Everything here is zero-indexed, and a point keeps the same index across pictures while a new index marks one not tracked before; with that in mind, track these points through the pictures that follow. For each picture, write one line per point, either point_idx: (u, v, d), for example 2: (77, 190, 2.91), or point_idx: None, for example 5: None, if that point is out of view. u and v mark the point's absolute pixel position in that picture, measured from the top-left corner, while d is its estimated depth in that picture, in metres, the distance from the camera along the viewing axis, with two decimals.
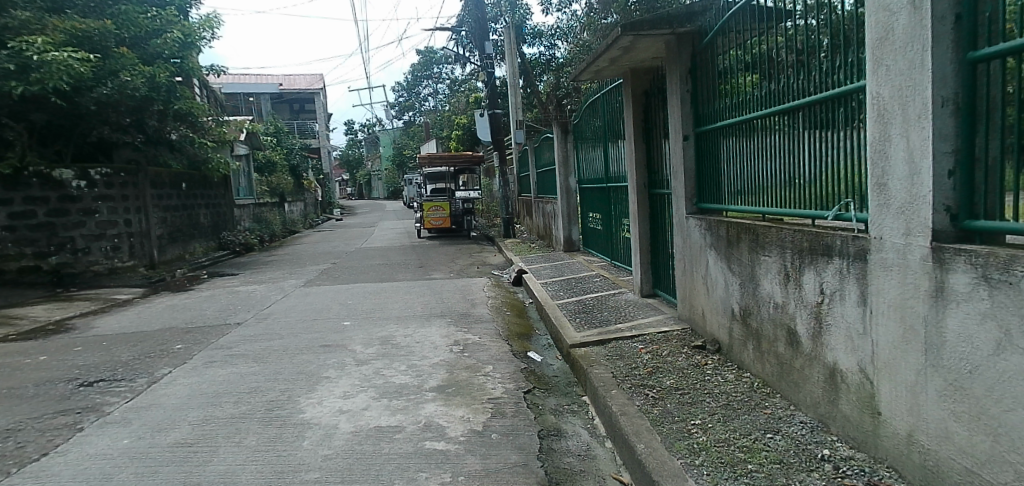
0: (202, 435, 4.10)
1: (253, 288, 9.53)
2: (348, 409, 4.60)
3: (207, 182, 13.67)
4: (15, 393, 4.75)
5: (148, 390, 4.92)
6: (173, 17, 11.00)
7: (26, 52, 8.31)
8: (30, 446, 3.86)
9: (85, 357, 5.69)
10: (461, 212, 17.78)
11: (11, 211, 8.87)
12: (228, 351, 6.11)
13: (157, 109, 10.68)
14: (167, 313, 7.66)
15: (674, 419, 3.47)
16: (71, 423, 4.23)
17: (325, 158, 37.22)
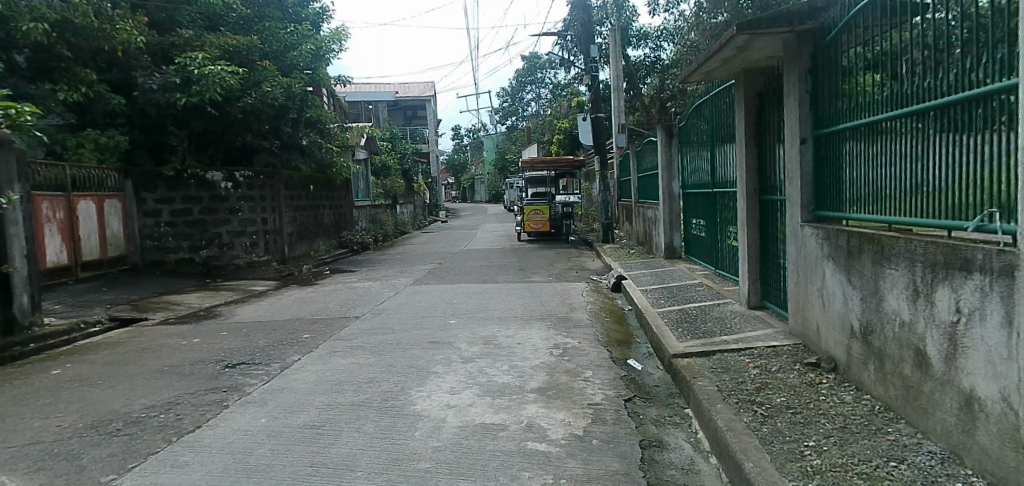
0: (327, 419, 4.44)
1: (368, 284, 10.15)
2: (455, 404, 4.81)
3: (332, 184, 14.62)
4: (177, 370, 5.38)
5: (281, 374, 5.42)
6: (307, 31, 11.87)
7: (189, 66, 9.43)
8: (186, 418, 4.34)
9: (229, 341, 6.35)
10: (560, 216, 17.80)
11: (172, 208, 10.11)
12: (347, 342, 6.58)
13: (292, 117, 11.47)
14: (295, 304, 8.34)
15: (785, 439, 3.32)
16: (218, 400, 4.74)
17: (433, 162, 38.84)
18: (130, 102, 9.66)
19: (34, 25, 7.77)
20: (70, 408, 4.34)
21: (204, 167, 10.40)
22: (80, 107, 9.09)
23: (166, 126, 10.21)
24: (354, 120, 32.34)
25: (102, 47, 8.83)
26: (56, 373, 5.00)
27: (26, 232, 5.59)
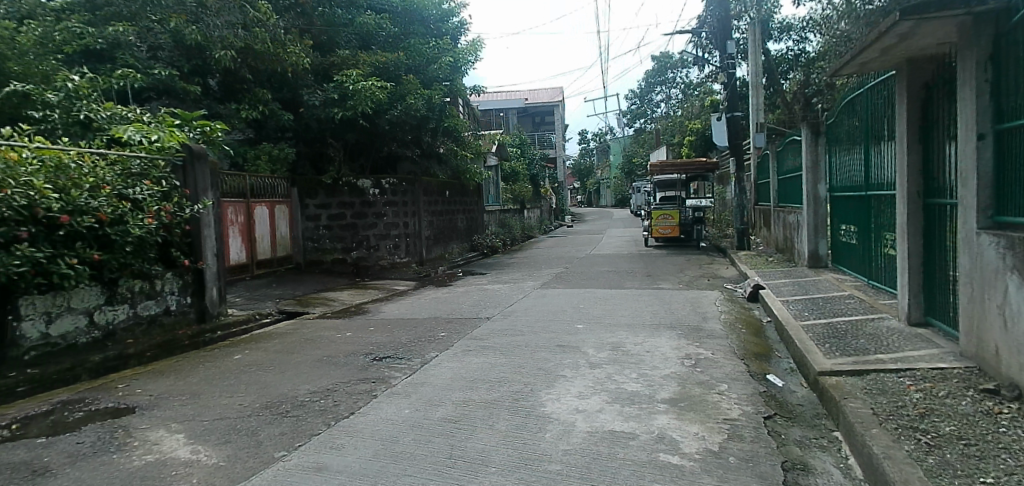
0: (463, 414, 4.65)
1: (498, 287, 10.47)
2: (584, 409, 4.82)
3: (465, 190, 15.22)
4: (333, 360, 5.92)
5: (421, 369, 5.77)
6: (447, 45, 12.56)
7: (346, 83, 10.40)
8: (342, 404, 4.77)
9: (375, 336, 6.87)
10: (690, 221, 16.99)
11: (330, 213, 11.12)
12: (480, 342, 6.84)
13: (431, 127, 12.05)
14: (432, 304, 8.82)
15: (957, 473, 2.94)
16: (368, 389, 5.16)
17: (559, 167, 39.13)
18: (297, 118, 10.77)
19: (223, 52, 8.98)
20: (248, 389, 4.94)
21: (356, 175, 11.31)
22: (257, 124, 10.31)
23: (325, 139, 11.26)
24: (486, 128, 33.43)
25: (275, 69, 9.94)
26: (237, 358, 5.71)
27: (216, 234, 6.44)
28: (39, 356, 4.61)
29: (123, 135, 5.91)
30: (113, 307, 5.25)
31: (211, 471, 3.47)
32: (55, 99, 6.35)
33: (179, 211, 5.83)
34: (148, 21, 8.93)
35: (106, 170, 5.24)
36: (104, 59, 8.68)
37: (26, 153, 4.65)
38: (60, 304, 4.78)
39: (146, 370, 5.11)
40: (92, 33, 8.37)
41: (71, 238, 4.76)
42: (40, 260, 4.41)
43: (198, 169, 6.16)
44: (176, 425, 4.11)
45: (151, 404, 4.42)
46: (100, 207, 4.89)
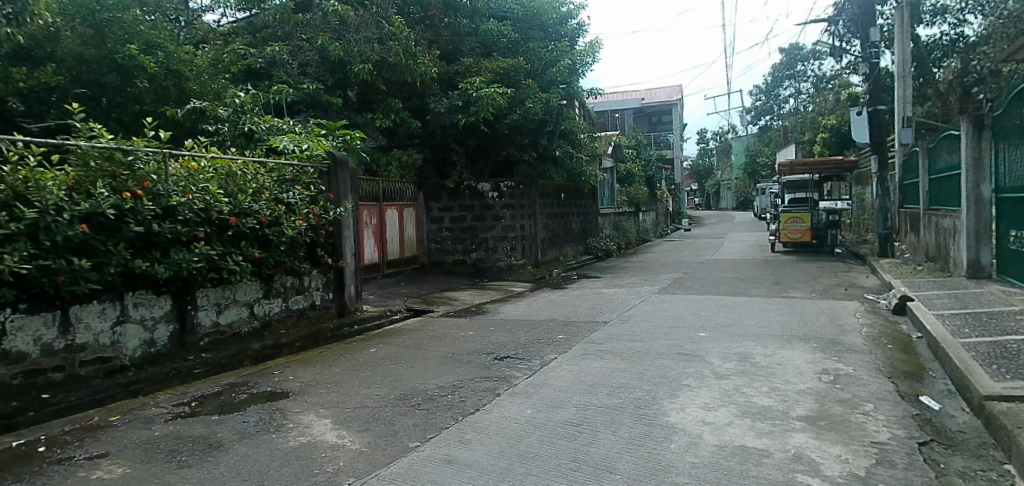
0: (585, 418, 4.61)
1: (614, 291, 10.30)
2: (711, 421, 4.59)
3: (580, 192, 15.16)
4: (457, 357, 6.12)
5: (542, 370, 5.81)
6: (565, 48, 12.60)
7: (470, 90, 10.74)
8: (468, 401, 4.91)
9: (496, 336, 7.02)
10: (824, 225, 15.85)
11: (452, 216, 11.57)
12: (599, 346, 6.76)
13: (549, 130, 12.10)
14: (549, 306, 8.86)
15: None
16: (492, 388, 5.27)
17: (677, 168, 37.82)
18: (424, 125, 11.29)
19: (361, 67, 9.66)
20: (384, 380, 5.23)
21: (476, 179, 11.60)
22: (389, 131, 10.96)
23: (449, 144, 11.67)
24: (602, 129, 33.17)
25: (406, 80, 10.41)
26: (372, 351, 6.07)
27: (355, 235, 6.92)
28: (210, 342, 5.18)
29: (280, 145, 6.66)
30: (269, 301, 5.79)
31: (355, 456, 3.71)
32: (226, 114, 7.23)
33: (325, 214, 6.33)
34: (300, 41, 9.91)
35: (266, 176, 5.78)
36: (262, 76, 9.79)
37: (204, 163, 5.24)
38: (228, 296, 5.34)
39: (296, 359, 5.58)
40: (254, 54, 9.49)
41: (238, 238, 5.31)
42: (214, 257, 4.96)
43: (340, 175, 6.64)
44: (323, 410, 4.44)
45: (302, 390, 4.82)
46: (260, 210, 5.41)
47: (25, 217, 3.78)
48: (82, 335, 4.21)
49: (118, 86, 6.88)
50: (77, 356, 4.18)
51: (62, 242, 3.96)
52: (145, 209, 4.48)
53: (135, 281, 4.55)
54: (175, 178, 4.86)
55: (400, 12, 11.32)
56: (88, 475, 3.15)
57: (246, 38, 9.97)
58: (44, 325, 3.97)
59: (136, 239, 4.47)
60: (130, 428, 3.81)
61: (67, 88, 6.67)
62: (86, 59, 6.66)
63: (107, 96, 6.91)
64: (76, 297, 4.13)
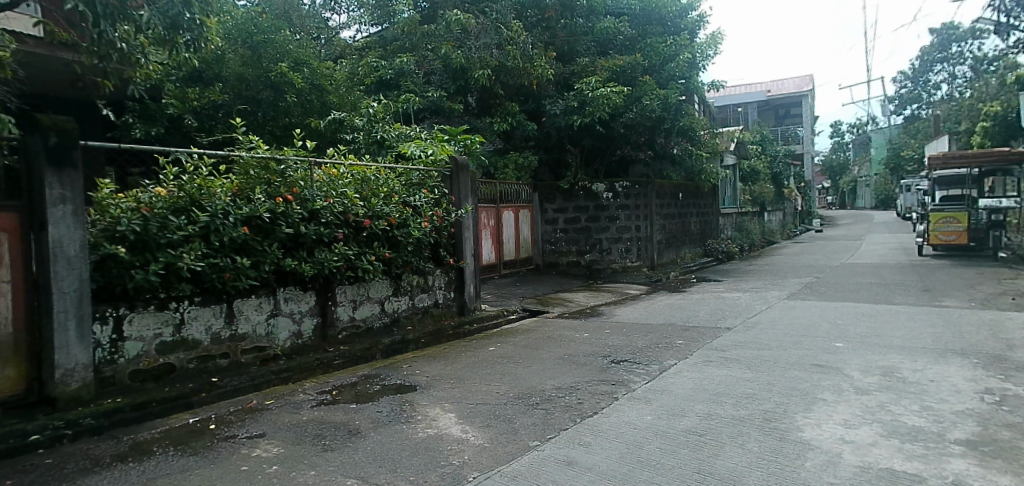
0: (710, 429, 4.40)
1: (738, 296, 9.78)
2: (852, 440, 4.20)
3: (699, 192, 14.52)
4: (573, 359, 6.11)
5: (661, 376, 5.65)
6: (685, 42, 12.08)
7: (585, 90, 10.67)
8: (586, 403, 4.88)
9: (613, 339, 6.93)
10: (985, 226, 13.98)
11: (567, 217, 11.61)
12: (722, 353, 6.45)
13: (667, 127, 11.70)
14: (666, 310, 8.59)
15: None
16: (610, 391, 5.20)
17: (806, 164, 35.17)
18: (539, 128, 11.44)
19: (481, 72, 9.99)
20: (503, 379, 5.34)
21: (591, 179, 11.55)
22: (506, 135, 11.24)
23: (564, 145, 11.73)
24: (723, 124, 31.64)
25: (522, 83, 10.59)
26: (491, 349, 6.22)
27: (474, 236, 7.13)
28: (347, 336, 5.59)
29: (408, 151, 7.05)
30: (397, 298, 6.13)
31: (479, 451, 3.82)
32: (361, 124, 7.70)
33: (447, 216, 6.63)
34: (425, 51, 10.43)
35: (395, 181, 6.15)
36: (391, 86, 10.41)
37: (342, 170, 5.67)
38: (362, 293, 5.72)
39: (422, 355, 5.85)
40: (385, 66, 10.12)
41: (371, 239, 5.69)
42: (351, 257, 5.34)
43: (461, 178, 6.87)
44: (448, 405, 4.62)
45: (428, 384, 5.05)
46: (391, 212, 5.76)
47: (200, 220, 4.30)
48: (243, 325, 4.70)
49: (272, 101, 7.61)
50: (239, 344, 4.68)
51: (228, 243, 4.46)
52: (294, 213, 4.93)
53: (285, 278, 5.02)
54: (319, 184, 5.32)
55: (518, 16, 11.54)
56: (249, 452, 3.52)
57: (378, 52, 10.64)
58: (213, 315, 4.49)
59: (287, 240, 4.92)
60: (282, 412, 4.20)
61: (230, 105, 7.57)
62: (246, 78, 7.47)
63: (262, 112, 7.64)
64: (239, 291, 4.63)
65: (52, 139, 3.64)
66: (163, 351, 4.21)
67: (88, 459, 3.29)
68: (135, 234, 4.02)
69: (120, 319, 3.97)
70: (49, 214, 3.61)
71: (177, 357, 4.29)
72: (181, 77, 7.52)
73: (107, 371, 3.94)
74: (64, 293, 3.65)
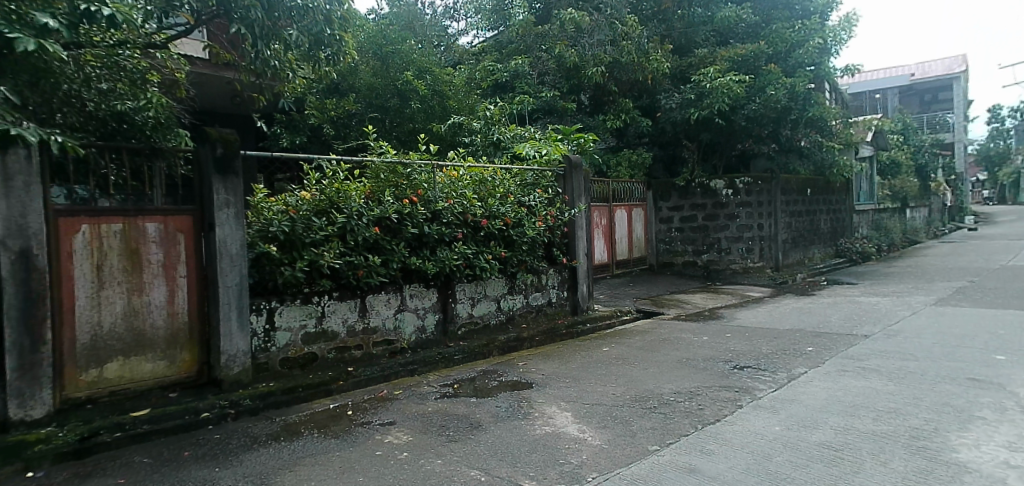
0: (847, 443, 4.04)
1: (876, 300, 8.93)
2: (1020, 465, 3.69)
3: (830, 187, 13.43)
4: (693, 363, 5.89)
5: (789, 384, 5.29)
6: (815, 26, 11.21)
7: (704, 82, 10.25)
8: (707, 409, 4.67)
9: (735, 344, 6.59)
10: None
11: (683, 215, 11.24)
12: (859, 363, 5.93)
13: (793, 119, 10.96)
14: (793, 315, 8.04)
15: None
16: (733, 398, 4.94)
17: (958, 155, 31.39)
18: (654, 123, 11.18)
19: (595, 69, 9.94)
20: (619, 380, 5.26)
21: (709, 176, 11.08)
22: (619, 132, 11.11)
23: (680, 141, 11.36)
24: (858, 113, 29.12)
25: (637, 78, 10.43)
26: (606, 350, 6.16)
27: (587, 235, 7.09)
28: (466, 332, 5.79)
29: (523, 151, 7.19)
30: (512, 296, 6.26)
31: (597, 451, 3.79)
32: (478, 127, 7.91)
33: (560, 215, 6.67)
34: (539, 52, 10.56)
35: (510, 181, 6.30)
36: (507, 88, 10.63)
37: (462, 171, 5.88)
38: (480, 291, 5.90)
39: (537, 353, 5.92)
40: (500, 69, 10.37)
41: (488, 238, 5.85)
42: (469, 255, 5.55)
43: (575, 177, 6.85)
44: (565, 404, 4.64)
45: (544, 382, 5.10)
46: (506, 212, 5.91)
47: (338, 221, 4.66)
48: (374, 319, 5.02)
49: (399, 108, 8.06)
50: (371, 336, 5.00)
51: (361, 242, 4.81)
52: (418, 213, 5.19)
53: (410, 276, 5.29)
54: (440, 186, 5.56)
55: (633, 11, 11.37)
56: (382, 438, 3.74)
57: (494, 55, 10.92)
58: (349, 309, 4.83)
59: (412, 239, 5.20)
60: (409, 402, 4.43)
61: (362, 114, 8.12)
62: (375, 88, 8.00)
63: (389, 118, 8.10)
64: (371, 287, 4.95)
65: (219, 150, 4.08)
66: (307, 341, 4.59)
67: (249, 436, 3.66)
68: (284, 234, 4.43)
69: (271, 311, 4.38)
70: (216, 217, 4.06)
71: (318, 347, 4.66)
72: (321, 89, 8.20)
73: (262, 358, 4.36)
74: (228, 287, 4.09)
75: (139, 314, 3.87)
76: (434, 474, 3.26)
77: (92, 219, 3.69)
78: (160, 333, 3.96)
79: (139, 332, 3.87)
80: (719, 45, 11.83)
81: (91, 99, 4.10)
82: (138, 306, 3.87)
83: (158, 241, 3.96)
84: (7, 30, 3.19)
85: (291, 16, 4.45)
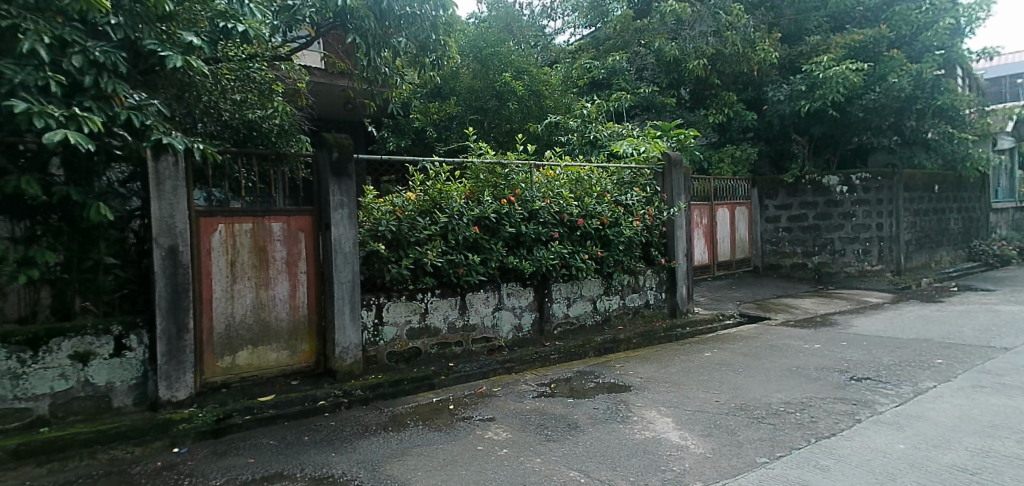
0: (987, 467, 3.61)
1: (1018, 309, 7.95)
2: None
3: (962, 183, 12.13)
4: (803, 372, 5.53)
5: (916, 400, 4.83)
6: (947, 5, 10.18)
7: (816, 71, 9.61)
8: (821, 423, 4.34)
9: (851, 353, 6.12)
10: None
11: (791, 214, 10.63)
12: (999, 379, 5.30)
13: (918, 108, 10.02)
14: (919, 323, 7.33)
15: None
16: (850, 412, 4.57)
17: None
18: (760, 117, 10.64)
19: (697, 62, 9.62)
20: (721, 387, 5.04)
21: (821, 172, 10.37)
22: (722, 127, 10.67)
23: (789, 135, 10.71)
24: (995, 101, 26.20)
25: (742, 70, 9.97)
26: (707, 355, 5.91)
27: (687, 235, 6.85)
28: (562, 332, 5.78)
29: (620, 149, 7.09)
30: (609, 297, 6.18)
31: (701, 460, 3.64)
32: (575, 125, 7.97)
33: (659, 215, 6.51)
34: (637, 47, 10.37)
35: (607, 180, 6.24)
36: (604, 85, 10.55)
37: (559, 171, 5.88)
38: (576, 291, 5.86)
39: (634, 355, 5.80)
40: (597, 66, 10.29)
41: (584, 238, 5.82)
42: (566, 255, 5.54)
43: (675, 174, 6.65)
44: (665, 409, 4.50)
45: (643, 386, 4.99)
46: (603, 212, 5.85)
47: (440, 221, 4.83)
48: (473, 316, 5.13)
49: (497, 109, 8.18)
50: (470, 334, 5.12)
51: (462, 241, 4.95)
52: (516, 213, 5.26)
53: (507, 274, 5.36)
54: (538, 186, 5.60)
55: None
56: (483, 433, 3.82)
57: (592, 52, 10.83)
58: (451, 307, 4.97)
59: (510, 239, 5.27)
60: (508, 399, 4.49)
61: (463, 115, 8.26)
62: (476, 90, 8.17)
63: (488, 120, 8.24)
64: (471, 286, 5.06)
65: (335, 154, 4.34)
66: (412, 336, 4.77)
67: (361, 425, 3.86)
68: (391, 233, 4.65)
69: (380, 307, 4.59)
70: (332, 217, 4.32)
71: (422, 343, 4.82)
72: (425, 93, 8.45)
73: (371, 351, 4.58)
74: (342, 283, 4.34)
75: (266, 307, 4.19)
76: (533, 472, 3.28)
77: (226, 220, 4.03)
78: (283, 325, 4.27)
79: (265, 324, 4.19)
80: (833, 31, 11.06)
81: (227, 109, 4.52)
82: (265, 299, 4.19)
83: (281, 239, 4.27)
84: (160, 49, 3.56)
85: (399, 24, 4.69)
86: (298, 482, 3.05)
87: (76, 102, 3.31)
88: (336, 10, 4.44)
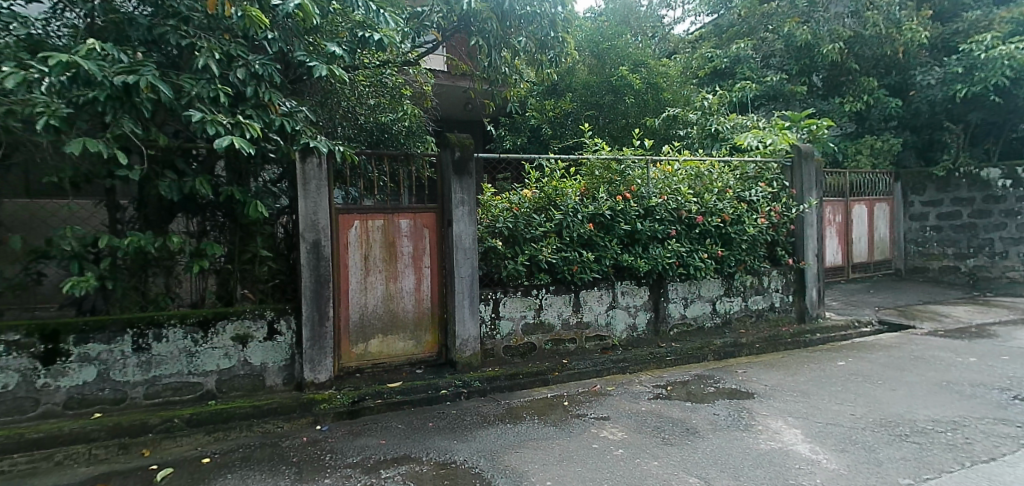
0: None
1: None
2: None
3: None
4: (956, 388, 4.95)
5: None
6: None
7: (975, 51, 8.60)
8: (977, 445, 3.85)
9: (1015, 369, 5.37)
10: None
11: (941, 211, 9.62)
12: None
13: None
14: None
15: None
16: (1014, 436, 4.01)
17: None
18: (905, 104, 9.67)
19: (831, 47, 8.94)
20: (857, 400, 4.65)
21: (980, 164, 9.18)
22: (859, 116, 9.83)
23: (939, 123, 9.60)
24: None
25: (885, 52, 9.14)
26: (841, 364, 5.48)
27: (819, 234, 6.37)
28: (678, 333, 5.61)
29: (745, 142, 6.79)
30: (730, 298, 5.90)
31: (834, 477, 3.37)
32: (695, 118, 7.83)
33: (786, 211, 6.14)
34: (764, 33, 9.87)
35: (729, 175, 5.97)
36: (726, 75, 10.10)
37: (677, 166, 5.70)
38: (694, 291, 5.66)
39: (757, 360, 5.50)
40: (720, 55, 9.87)
41: (704, 236, 5.60)
42: (683, 254, 5.37)
43: (805, 168, 6.21)
44: (793, 420, 4.22)
45: (767, 394, 4.72)
46: (724, 209, 5.59)
47: (555, 218, 4.89)
48: (587, 314, 5.12)
49: (613, 104, 8.08)
50: (584, 331, 5.12)
51: (576, 238, 4.97)
52: (631, 210, 5.19)
53: (622, 273, 5.29)
54: (655, 181, 5.46)
55: None
56: (596, 432, 3.80)
57: (713, 41, 10.44)
58: (565, 303, 4.99)
59: (625, 236, 5.20)
60: (623, 400, 4.43)
61: (578, 112, 8.24)
62: (591, 85, 8.11)
63: (603, 115, 8.16)
64: (585, 283, 5.05)
65: (457, 153, 4.48)
66: (527, 331, 4.86)
67: (479, 415, 3.99)
68: (508, 230, 4.77)
69: (497, 301, 4.70)
70: (454, 213, 4.48)
71: (537, 338, 4.90)
72: (541, 90, 8.51)
73: (488, 344, 4.71)
74: (462, 277, 4.49)
75: (394, 298, 4.44)
76: (651, 475, 3.22)
77: (361, 216, 4.32)
78: (409, 316, 4.51)
79: (394, 315, 4.44)
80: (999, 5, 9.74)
81: (362, 113, 4.88)
82: (393, 291, 4.44)
83: (408, 235, 4.50)
84: (309, 59, 3.89)
85: (520, 23, 4.77)
86: (424, 465, 3.22)
87: (239, 110, 3.71)
88: (462, 14, 4.62)
